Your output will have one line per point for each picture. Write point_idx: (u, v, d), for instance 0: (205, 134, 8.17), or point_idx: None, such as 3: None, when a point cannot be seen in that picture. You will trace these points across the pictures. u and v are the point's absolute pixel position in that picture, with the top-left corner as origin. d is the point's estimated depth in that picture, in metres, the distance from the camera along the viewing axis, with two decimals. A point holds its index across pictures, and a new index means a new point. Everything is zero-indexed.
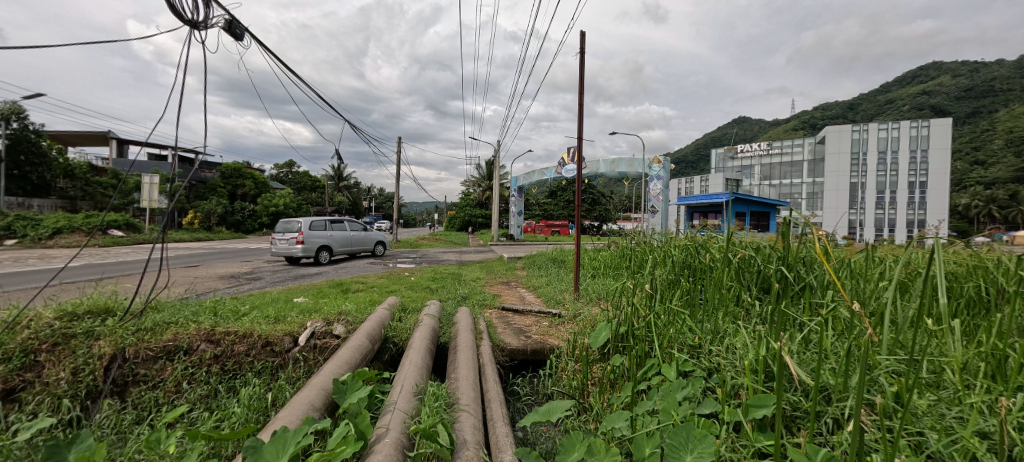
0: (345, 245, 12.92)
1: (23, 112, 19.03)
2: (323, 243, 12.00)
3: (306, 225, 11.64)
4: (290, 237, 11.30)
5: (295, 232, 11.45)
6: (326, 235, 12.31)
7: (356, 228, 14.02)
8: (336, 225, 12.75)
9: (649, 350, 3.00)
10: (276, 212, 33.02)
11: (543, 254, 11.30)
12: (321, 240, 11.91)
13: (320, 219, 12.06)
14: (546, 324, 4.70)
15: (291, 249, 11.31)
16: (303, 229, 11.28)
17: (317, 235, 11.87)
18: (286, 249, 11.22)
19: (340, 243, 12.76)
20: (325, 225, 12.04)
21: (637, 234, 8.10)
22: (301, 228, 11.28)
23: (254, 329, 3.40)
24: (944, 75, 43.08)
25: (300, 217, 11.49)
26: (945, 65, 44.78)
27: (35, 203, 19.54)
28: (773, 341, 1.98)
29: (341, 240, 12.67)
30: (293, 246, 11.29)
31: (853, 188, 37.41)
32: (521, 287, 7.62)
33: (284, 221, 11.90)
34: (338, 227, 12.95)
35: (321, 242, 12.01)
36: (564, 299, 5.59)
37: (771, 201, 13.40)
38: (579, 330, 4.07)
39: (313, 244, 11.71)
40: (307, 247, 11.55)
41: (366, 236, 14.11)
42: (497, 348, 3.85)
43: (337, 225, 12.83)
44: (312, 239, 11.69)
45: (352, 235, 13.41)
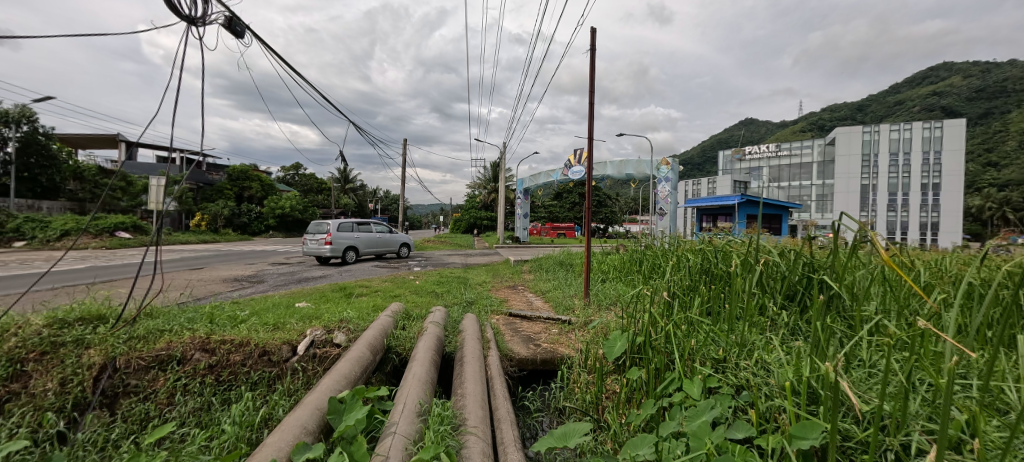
0: (371, 246, 13.46)
1: (34, 115, 19.27)
2: (349, 244, 12.59)
3: (334, 226, 12.25)
4: (319, 238, 11.97)
5: (323, 232, 12.09)
6: (353, 236, 12.90)
7: (382, 230, 14.55)
8: (362, 226, 13.31)
9: (669, 364, 2.83)
10: (282, 215, 33.15)
11: (550, 257, 11.09)
12: (347, 241, 12.52)
13: (347, 220, 12.65)
14: (556, 331, 4.51)
15: (320, 249, 11.99)
16: (331, 231, 11.91)
17: (344, 236, 12.50)
18: (316, 249, 11.89)
19: (365, 243, 13.33)
20: (352, 227, 12.65)
21: (648, 237, 7.90)
22: (330, 229, 11.94)
23: (251, 338, 3.25)
24: (956, 75, 42.40)
25: (329, 218, 12.16)
26: (957, 65, 44.09)
27: (44, 205, 19.71)
28: (817, 360, 1.80)
29: (366, 242, 13.21)
30: (321, 246, 11.93)
31: (864, 189, 36.78)
32: (529, 291, 7.43)
33: (315, 222, 12.59)
34: (365, 228, 13.51)
35: (348, 243, 12.62)
36: (573, 305, 5.38)
37: (784, 203, 13.02)
38: (591, 339, 3.89)
39: (340, 244, 12.31)
40: (335, 247, 12.18)
41: (390, 238, 14.58)
42: (505, 358, 3.67)
43: (364, 227, 13.42)
44: (339, 240, 12.30)
45: (377, 236, 13.95)
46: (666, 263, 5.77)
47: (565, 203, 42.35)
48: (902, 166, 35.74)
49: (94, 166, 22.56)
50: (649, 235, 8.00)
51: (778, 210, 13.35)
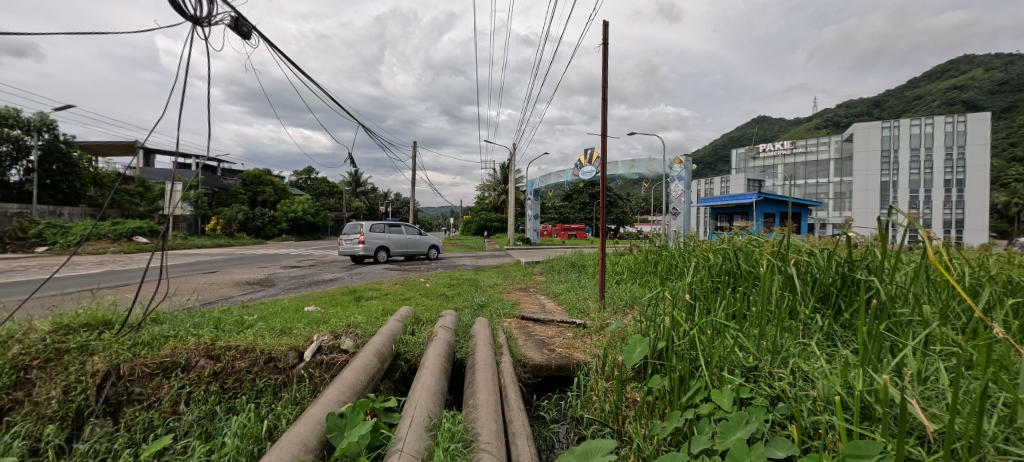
0: (401, 247, 14.19)
1: (55, 124, 19.87)
2: (381, 244, 13.43)
3: (367, 227, 13.17)
4: (353, 237, 12.97)
5: (357, 233, 13.08)
6: (385, 236, 13.72)
7: (413, 231, 15.23)
8: (393, 228, 14.11)
9: (694, 371, 2.65)
10: (295, 218, 33.56)
11: (562, 258, 10.92)
12: (378, 241, 13.35)
13: (379, 222, 13.54)
14: (571, 335, 4.34)
15: (353, 248, 12.98)
16: (363, 231, 12.85)
17: (376, 236, 13.38)
18: (350, 247, 12.92)
19: (397, 243, 14.03)
20: (384, 228, 13.51)
21: (664, 238, 7.73)
22: (362, 230, 12.91)
23: (256, 344, 3.16)
24: (978, 67, 41.17)
25: (362, 220, 13.10)
26: (978, 57, 42.82)
27: (65, 211, 20.19)
28: (869, 372, 1.62)
29: (397, 242, 13.96)
30: (354, 245, 12.92)
31: (884, 187, 35.59)
32: (541, 293, 7.29)
33: (351, 224, 13.66)
34: (396, 230, 14.29)
35: (379, 242, 13.47)
36: (588, 308, 5.22)
37: (803, 201, 12.60)
38: (608, 344, 3.73)
39: (372, 244, 13.20)
40: (366, 246, 13.10)
41: (420, 239, 15.26)
42: (518, 364, 3.52)
43: (395, 228, 14.23)
44: (371, 240, 13.19)
45: (407, 237, 14.61)
46: (683, 264, 5.59)
47: (576, 204, 42.12)
48: (923, 162, 34.70)
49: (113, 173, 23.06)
50: (663, 236, 7.82)
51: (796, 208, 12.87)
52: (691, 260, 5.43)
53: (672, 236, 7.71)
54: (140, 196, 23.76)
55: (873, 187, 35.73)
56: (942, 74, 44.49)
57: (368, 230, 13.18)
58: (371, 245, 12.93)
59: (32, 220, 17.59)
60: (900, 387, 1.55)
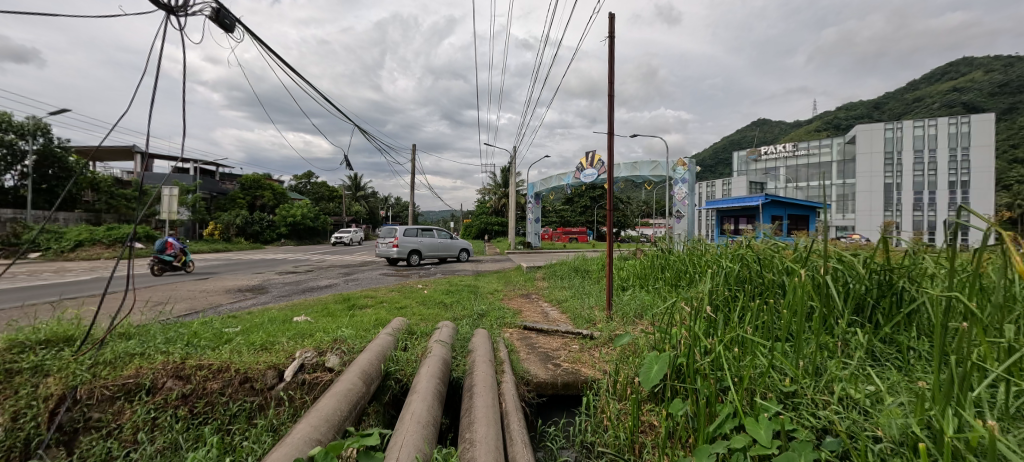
0: (434, 250, 14.54)
1: (49, 128, 19.74)
2: (413, 247, 13.90)
3: (400, 231, 13.73)
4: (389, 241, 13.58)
5: (392, 236, 13.71)
6: (417, 240, 14.18)
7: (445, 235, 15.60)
8: (427, 232, 14.55)
9: (720, 393, 2.37)
10: (294, 223, 33.30)
11: (565, 262, 10.62)
12: (411, 245, 13.79)
13: (412, 226, 14.02)
14: (578, 347, 4.04)
15: (388, 251, 13.56)
16: (397, 234, 13.39)
17: (410, 240, 13.87)
18: (385, 251, 13.53)
19: (429, 247, 14.42)
20: (417, 232, 13.98)
21: (670, 242, 7.48)
22: (395, 233, 13.46)
23: (231, 362, 2.85)
24: (978, 69, 40.98)
25: (395, 224, 13.70)
26: (979, 60, 42.62)
27: (61, 216, 19.91)
28: (959, 413, 1.32)
29: (429, 246, 14.34)
30: (388, 248, 13.49)
31: (888, 189, 35.20)
32: (543, 300, 6.99)
33: (389, 228, 14.35)
34: (429, 234, 14.70)
35: (412, 246, 13.94)
36: (594, 317, 4.90)
37: (810, 202, 12.23)
38: (618, 358, 3.45)
39: (406, 247, 13.68)
40: (400, 249, 13.61)
41: (454, 244, 15.53)
42: (520, 381, 3.22)
43: (428, 232, 14.65)
44: (405, 244, 13.72)
45: (439, 241, 14.93)
46: (694, 271, 5.31)
47: (577, 207, 41.87)
48: (928, 164, 34.39)
49: (110, 178, 22.78)
50: (670, 240, 7.53)
51: (804, 210, 12.52)
52: (702, 267, 5.16)
53: (678, 239, 7.47)
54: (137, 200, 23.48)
55: (877, 189, 35.39)
56: (942, 76, 44.30)
57: (401, 234, 13.74)
58: (404, 247, 13.41)
59: (25, 225, 17.27)
60: (998, 431, 1.27)
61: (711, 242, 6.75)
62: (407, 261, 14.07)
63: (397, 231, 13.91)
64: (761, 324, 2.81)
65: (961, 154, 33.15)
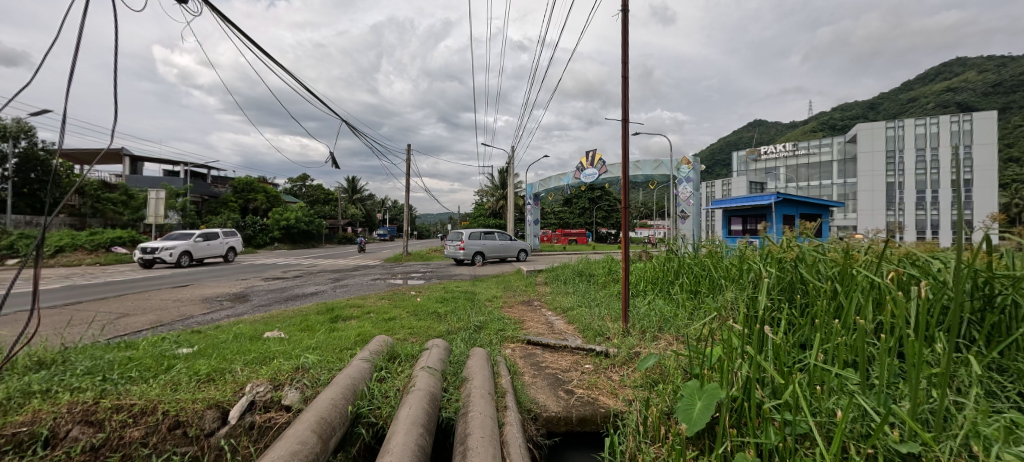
0: (495, 252, 15.61)
1: (32, 129, 18.91)
2: (478, 250, 15.07)
3: (465, 235, 14.95)
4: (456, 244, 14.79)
5: (459, 240, 14.93)
6: (480, 242, 15.31)
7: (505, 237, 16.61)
8: (488, 235, 15.61)
9: (796, 444, 1.81)
10: (287, 226, 32.50)
11: (566, 265, 10.04)
12: (475, 247, 14.99)
13: (476, 230, 15.19)
14: (592, 368, 3.46)
15: (456, 253, 14.83)
16: (463, 239, 14.60)
17: (474, 242, 15.06)
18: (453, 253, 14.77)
19: (491, 249, 15.59)
20: (481, 236, 15.09)
21: (683, 243, 6.86)
22: (462, 238, 14.69)
23: (159, 402, 2.23)
24: (970, 70, 40.15)
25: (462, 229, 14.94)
26: (973, 59, 41.83)
27: (43, 221, 19.11)
28: None
29: (491, 248, 15.41)
30: (456, 250, 14.80)
31: (890, 188, 34.80)
32: (547, 309, 6.40)
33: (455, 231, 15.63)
34: (491, 237, 15.74)
35: (476, 248, 15.10)
36: (609, 330, 4.31)
37: (824, 201, 11.67)
38: (645, 385, 2.87)
39: (470, 249, 14.93)
40: (466, 251, 14.85)
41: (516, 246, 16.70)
42: (528, 418, 2.62)
43: (490, 235, 15.68)
44: (470, 246, 14.91)
45: (501, 243, 15.97)
46: (721, 279, 4.72)
47: (575, 209, 41.41)
48: (930, 162, 33.93)
49: (97, 181, 22.10)
50: (680, 241, 6.98)
51: (817, 209, 11.89)
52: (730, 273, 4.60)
53: (693, 239, 6.84)
54: (124, 204, 23.00)
55: (879, 188, 35.01)
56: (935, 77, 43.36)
57: (466, 238, 14.92)
58: (470, 250, 14.64)
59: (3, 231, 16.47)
60: None
61: (730, 245, 6.16)
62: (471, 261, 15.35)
63: (462, 234, 15.08)
64: (833, 346, 2.24)
65: (964, 152, 32.93)
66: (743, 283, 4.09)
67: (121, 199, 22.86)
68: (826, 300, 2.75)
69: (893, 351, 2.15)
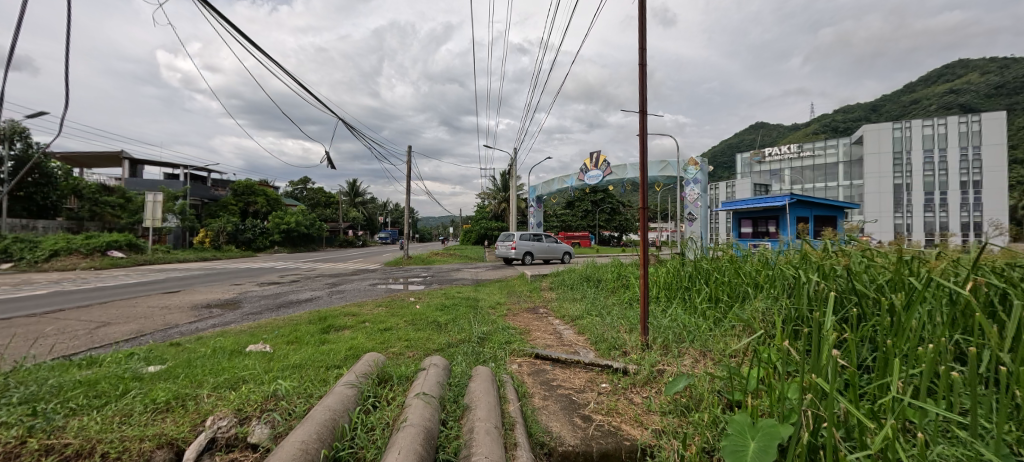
0: (543, 253, 16.59)
1: (26, 132, 18.70)
2: (527, 250, 16.15)
3: (517, 236, 16.15)
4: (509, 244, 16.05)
5: (510, 241, 16.12)
6: (530, 243, 16.38)
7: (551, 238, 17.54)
8: (537, 237, 16.61)
9: None
10: (287, 230, 32.21)
11: (571, 270, 9.66)
12: (525, 248, 16.05)
13: (526, 231, 16.23)
14: (610, 389, 3.08)
15: (507, 252, 16.02)
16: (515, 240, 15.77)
17: (524, 243, 16.20)
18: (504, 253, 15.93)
19: (539, 250, 16.59)
20: (532, 238, 16.25)
21: (695, 244, 6.42)
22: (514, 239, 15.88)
23: (97, 441, 1.86)
24: (972, 71, 39.53)
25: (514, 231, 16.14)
26: (974, 60, 41.31)
27: (40, 224, 18.70)
28: None
29: (540, 249, 16.37)
30: (507, 251, 16.00)
31: (898, 190, 34.31)
32: (555, 317, 5.98)
33: (506, 232, 16.83)
34: (540, 239, 16.75)
35: (526, 249, 16.19)
36: (625, 343, 3.92)
37: (839, 203, 11.23)
38: (676, 416, 2.48)
39: (520, 250, 16.04)
40: (516, 251, 16.02)
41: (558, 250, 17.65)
42: (543, 455, 2.22)
43: (539, 237, 16.69)
44: (520, 246, 16.05)
45: (548, 245, 16.89)
46: (746, 287, 4.33)
47: (578, 212, 41.02)
48: (938, 163, 33.41)
49: (95, 184, 21.83)
50: (691, 244, 6.62)
51: (831, 211, 11.49)
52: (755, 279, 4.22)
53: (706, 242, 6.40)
54: (122, 207, 22.72)
55: (886, 190, 34.50)
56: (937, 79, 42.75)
57: (517, 239, 16.06)
58: (521, 250, 15.81)
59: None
60: None
61: (748, 248, 5.74)
62: (520, 261, 16.52)
63: (513, 236, 16.26)
64: (915, 372, 1.86)
65: (973, 153, 32.47)
66: (775, 293, 3.71)
67: (119, 202, 22.61)
68: (887, 315, 2.38)
69: (994, 381, 1.76)
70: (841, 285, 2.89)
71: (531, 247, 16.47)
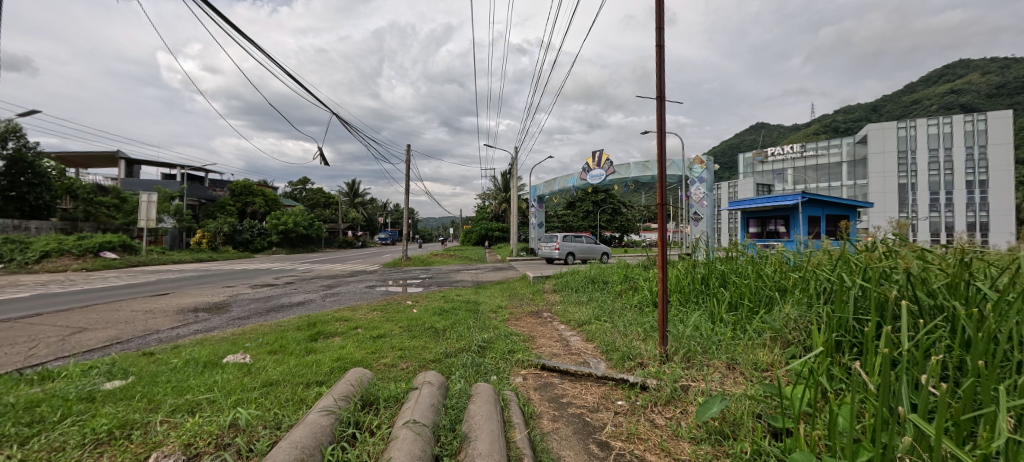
0: (583, 252, 17.97)
1: (19, 130, 18.35)
2: (569, 250, 17.62)
3: (560, 237, 17.63)
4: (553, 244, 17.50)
5: (554, 242, 17.62)
6: (571, 244, 17.81)
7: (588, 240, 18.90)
8: (578, 238, 18.04)
9: None
10: (285, 230, 31.86)
11: (575, 271, 9.33)
12: (567, 248, 17.54)
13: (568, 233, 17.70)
14: (627, 407, 2.75)
15: (551, 252, 17.44)
16: (559, 240, 17.24)
17: (566, 244, 17.81)
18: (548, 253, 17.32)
19: (579, 250, 17.99)
20: (573, 240, 17.72)
21: (703, 244, 6.10)
22: (557, 240, 17.32)
23: None
24: (973, 71, 39.23)
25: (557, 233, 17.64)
26: (975, 59, 41.05)
27: (32, 225, 18.29)
28: None
29: (581, 249, 17.78)
30: (551, 251, 17.48)
31: (903, 189, 33.96)
32: (560, 322, 5.64)
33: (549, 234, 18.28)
34: (580, 240, 18.19)
35: (568, 249, 17.66)
36: (641, 353, 3.57)
37: (851, 202, 10.87)
38: (713, 448, 2.12)
39: (563, 250, 17.52)
40: (560, 252, 17.56)
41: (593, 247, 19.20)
42: None
43: (579, 239, 18.14)
44: (564, 247, 17.55)
45: (587, 246, 18.28)
46: (770, 292, 3.99)
47: (579, 212, 40.63)
48: (943, 163, 33.05)
49: (89, 184, 21.52)
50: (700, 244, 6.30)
51: (843, 210, 11.12)
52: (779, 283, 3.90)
53: (714, 242, 6.08)
54: (117, 208, 22.37)
55: (891, 189, 34.09)
56: (938, 79, 42.45)
57: (560, 240, 17.57)
58: (564, 250, 17.21)
59: None
60: None
61: (762, 248, 5.44)
62: (562, 261, 17.93)
63: (556, 237, 17.75)
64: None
65: (979, 152, 32.11)
66: (807, 298, 3.36)
67: (113, 202, 22.28)
68: (961, 329, 2.03)
69: None
70: (890, 290, 2.56)
71: (572, 248, 17.93)
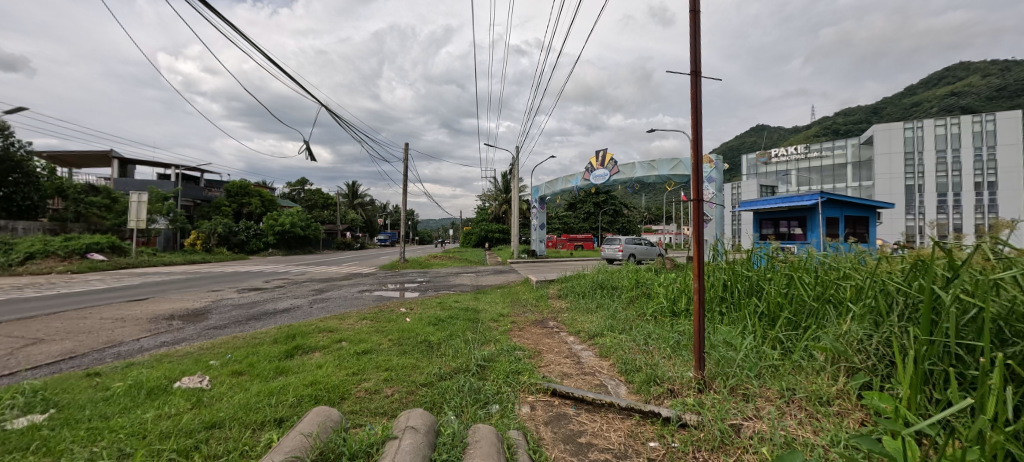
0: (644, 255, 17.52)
1: (7, 129, 17.83)
2: (632, 252, 17.15)
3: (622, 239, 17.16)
4: (614, 245, 17.13)
5: (617, 244, 17.12)
6: (632, 246, 17.36)
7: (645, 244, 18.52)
8: (638, 241, 17.66)
9: None
10: (282, 232, 31.30)
11: (582, 276, 8.77)
12: (630, 250, 17.07)
13: (630, 235, 17.29)
14: (663, 452, 2.20)
15: (611, 254, 17.08)
16: (621, 243, 16.80)
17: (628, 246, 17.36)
18: (609, 253, 17.07)
19: (640, 253, 17.54)
20: (636, 243, 17.23)
21: (718, 245, 5.58)
22: (619, 242, 16.90)
23: None
24: (974, 73, 38.39)
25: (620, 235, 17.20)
26: (976, 62, 40.73)
27: (19, 225, 17.74)
28: None
29: (643, 252, 17.35)
30: (615, 253, 16.97)
31: (909, 191, 33.42)
32: (568, 333, 5.10)
33: (608, 237, 17.79)
34: (639, 243, 17.76)
35: (630, 251, 17.18)
36: (670, 376, 3.02)
37: (872, 202, 10.32)
38: None
39: (626, 252, 17.02)
40: (623, 254, 17.05)
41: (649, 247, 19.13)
42: None
43: (639, 242, 17.73)
44: (627, 249, 17.05)
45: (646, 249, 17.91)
46: (813, 304, 3.46)
47: (580, 214, 40.12)
48: (950, 163, 32.48)
49: (79, 184, 20.99)
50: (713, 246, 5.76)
51: (864, 211, 10.56)
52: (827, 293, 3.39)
53: (728, 242, 5.57)
54: (108, 208, 21.79)
55: (897, 191, 33.59)
56: (938, 82, 41.50)
57: (623, 242, 17.09)
58: (626, 253, 16.82)
59: None
60: None
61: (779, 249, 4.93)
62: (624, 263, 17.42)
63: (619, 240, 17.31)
64: None
65: (987, 154, 31.63)
66: (872, 314, 2.84)
67: (105, 203, 21.72)
68: None
69: None
70: (1003, 308, 2.04)
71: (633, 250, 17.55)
